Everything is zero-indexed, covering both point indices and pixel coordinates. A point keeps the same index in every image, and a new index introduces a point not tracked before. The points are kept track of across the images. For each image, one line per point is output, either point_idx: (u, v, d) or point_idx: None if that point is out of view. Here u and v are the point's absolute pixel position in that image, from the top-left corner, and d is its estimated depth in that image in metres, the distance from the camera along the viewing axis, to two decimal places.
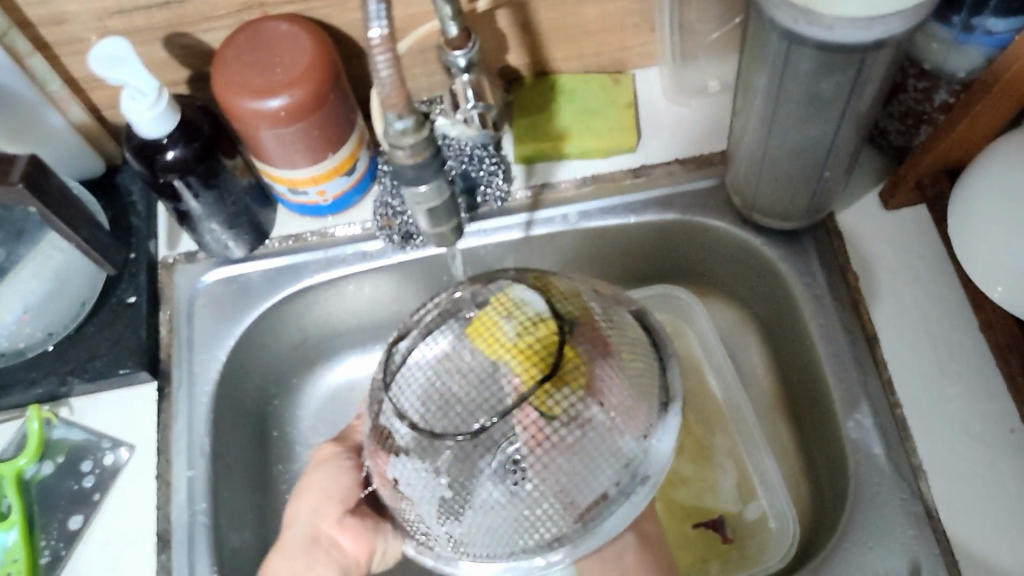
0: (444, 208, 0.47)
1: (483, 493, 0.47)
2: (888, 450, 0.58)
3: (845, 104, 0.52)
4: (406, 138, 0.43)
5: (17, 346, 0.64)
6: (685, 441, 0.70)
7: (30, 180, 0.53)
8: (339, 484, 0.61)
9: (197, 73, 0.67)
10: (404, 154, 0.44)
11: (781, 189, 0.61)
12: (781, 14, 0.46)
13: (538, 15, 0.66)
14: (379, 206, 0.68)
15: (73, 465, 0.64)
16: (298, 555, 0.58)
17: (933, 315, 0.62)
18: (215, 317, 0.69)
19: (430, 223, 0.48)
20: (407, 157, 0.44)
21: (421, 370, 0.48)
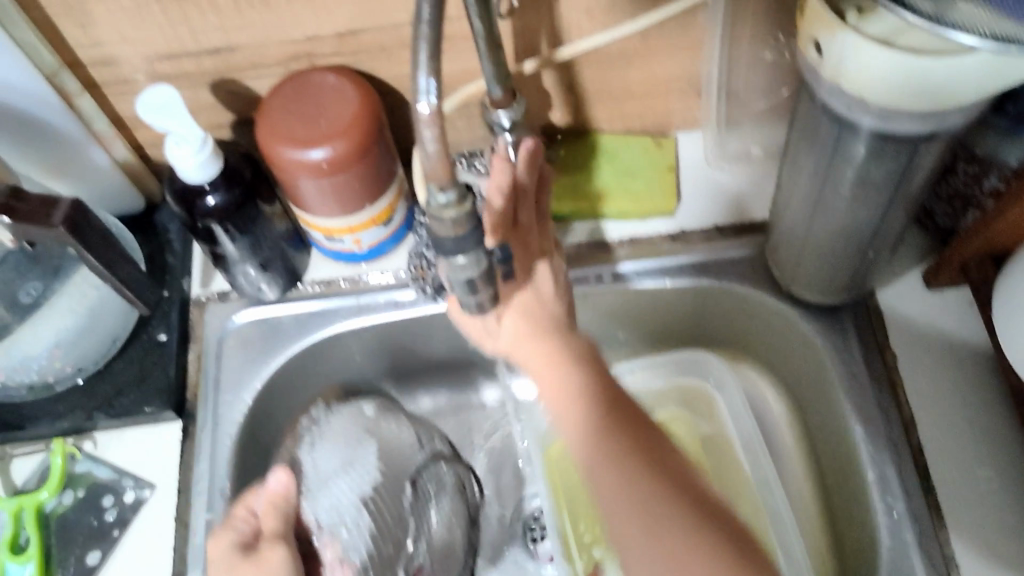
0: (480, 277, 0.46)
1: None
2: (921, 538, 0.57)
3: (892, 189, 0.51)
4: (448, 211, 0.42)
5: (46, 379, 0.65)
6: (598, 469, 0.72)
7: (71, 224, 0.53)
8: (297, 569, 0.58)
9: (241, 116, 0.67)
10: (445, 226, 0.43)
11: (821, 266, 0.60)
12: (833, 100, 0.46)
13: (584, 77, 0.66)
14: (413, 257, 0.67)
15: (94, 500, 0.64)
16: None
17: (974, 402, 0.60)
18: (353, 424, 0.69)
19: (470, 290, 0.47)
20: (447, 229, 0.43)
21: (358, 492, 0.66)
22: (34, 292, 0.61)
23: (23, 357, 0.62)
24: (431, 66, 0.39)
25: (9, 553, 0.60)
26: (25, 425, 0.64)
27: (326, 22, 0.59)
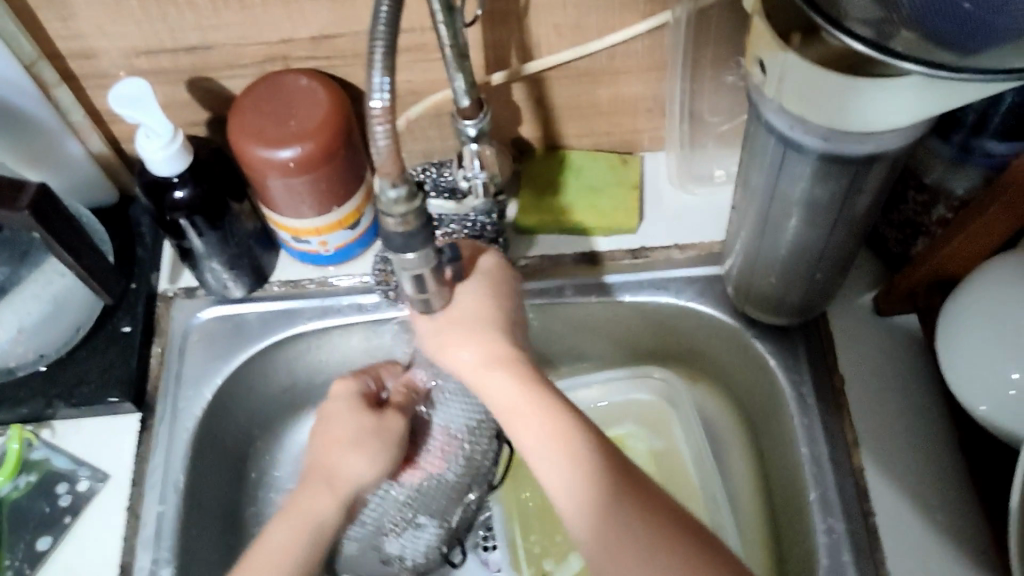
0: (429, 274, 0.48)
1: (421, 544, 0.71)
2: (858, 558, 0.58)
3: (838, 210, 0.53)
4: (398, 206, 0.43)
5: (7, 364, 0.65)
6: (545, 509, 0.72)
7: (36, 208, 0.54)
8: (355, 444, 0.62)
9: (216, 116, 0.68)
10: (394, 221, 0.44)
11: (773, 286, 0.62)
12: (777, 120, 0.48)
13: (553, 93, 0.68)
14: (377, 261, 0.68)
15: (48, 487, 0.64)
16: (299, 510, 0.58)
17: (917, 426, 0.62)
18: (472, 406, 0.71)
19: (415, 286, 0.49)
20: (394, 225, 0.44)
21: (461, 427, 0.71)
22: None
23: None
24: (384, 65, 0.40)
25: None
26: None
27: (301, 28, 0.61)
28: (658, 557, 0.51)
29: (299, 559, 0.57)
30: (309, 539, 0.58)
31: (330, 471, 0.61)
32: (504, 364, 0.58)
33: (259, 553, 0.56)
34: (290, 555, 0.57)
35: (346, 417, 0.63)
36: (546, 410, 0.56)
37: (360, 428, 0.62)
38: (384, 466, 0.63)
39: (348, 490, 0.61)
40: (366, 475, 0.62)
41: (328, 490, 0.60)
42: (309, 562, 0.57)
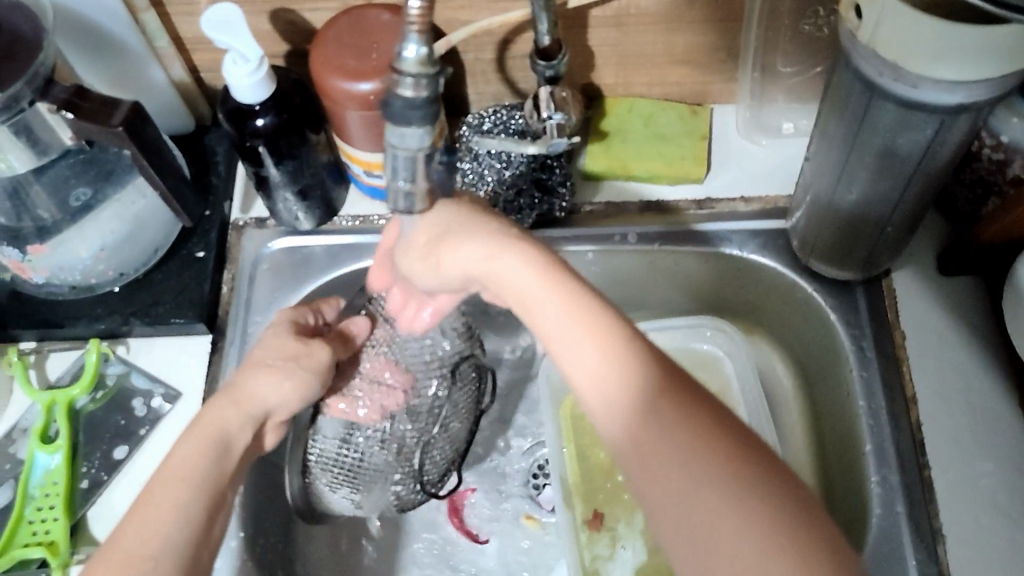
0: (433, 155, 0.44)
1: (391, 488, 0.67)
2: (911, 509, 0.59)
3: (916, 163, 0.53)
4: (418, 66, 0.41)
5: (88, 282, 0.68)
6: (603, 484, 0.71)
7: (129, 125, 0.56)
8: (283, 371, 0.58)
9: (295, 48, 0.69)
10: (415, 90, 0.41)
11: (838, 238, 0.62)
12: (867, 66, 0.48)
13: (629, 38, 0.68)
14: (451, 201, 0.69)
15: (122, 402, 0.66)
16: (207, 452, 0.53)
17: (976, 384, 0.62)
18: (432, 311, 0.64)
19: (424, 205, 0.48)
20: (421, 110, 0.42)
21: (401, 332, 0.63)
22: (85, 196, 0.64)
23: (69, 257, 0.65)
24: None
25: (39, 442, 0.63)
26: (64, 324, 0.67)
27: None
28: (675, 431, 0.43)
29: (204, 478, 0.52)
30: (215, 453, 0.53)
31: (250, 390, 0.57)
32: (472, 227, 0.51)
33: (189, 466, 0.52)
34: (197, 472, 0.52)
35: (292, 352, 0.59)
36: (603, 326, 0.47)
37: (299, 362, 0.59)
38: (303, 386, 0.58)
39: (257, 408, 0.57)
40: (278, 394, 0.58)
41: (236, 407, 0.56)
42: (220, 474, 0.53)
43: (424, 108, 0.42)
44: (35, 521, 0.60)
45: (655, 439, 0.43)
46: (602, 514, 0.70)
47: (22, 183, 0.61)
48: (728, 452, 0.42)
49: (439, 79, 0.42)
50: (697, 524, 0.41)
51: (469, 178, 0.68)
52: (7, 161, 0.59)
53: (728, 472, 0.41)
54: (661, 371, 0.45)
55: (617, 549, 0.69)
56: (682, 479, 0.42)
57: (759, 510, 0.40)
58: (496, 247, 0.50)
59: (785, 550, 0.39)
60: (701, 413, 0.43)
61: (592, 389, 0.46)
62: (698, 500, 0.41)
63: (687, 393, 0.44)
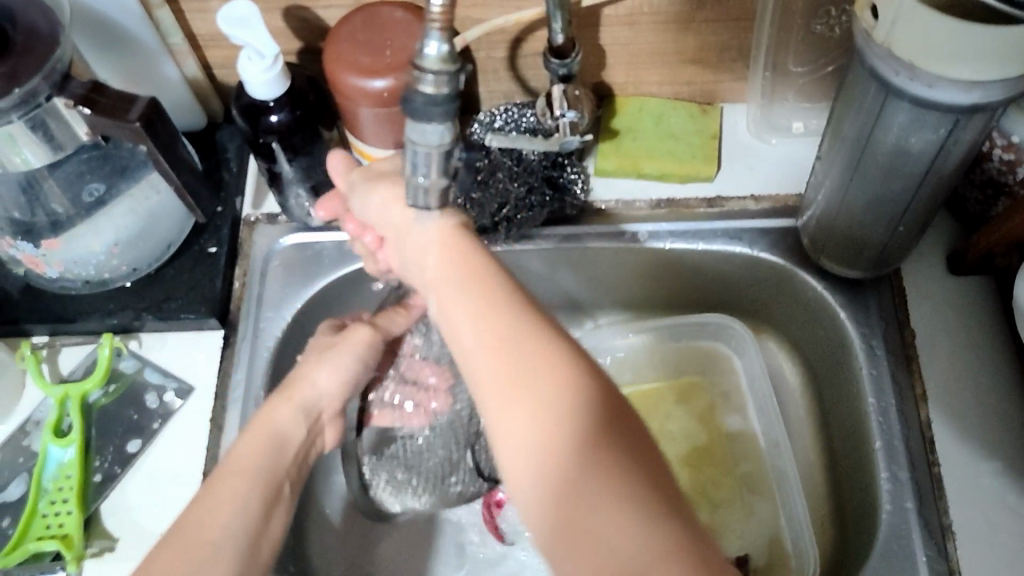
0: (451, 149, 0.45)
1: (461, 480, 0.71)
2: (921, 506, 0.59)
3: (928, 162, 0.54)
4: (440, 63, 0.41)
5: (102, 276, 0.68)
6: None
7: (147, 120, 0.57)
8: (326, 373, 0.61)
9: (308, 46, 0.70)
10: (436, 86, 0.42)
11: (850, 236, 0.63)
12: (882, 66, 0.49)
13: (640, 37, 0.68)
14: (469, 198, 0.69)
15: (134, 397, 0.67)
16: (265, 445, 0.55)
17: (984, 384, 0.62)
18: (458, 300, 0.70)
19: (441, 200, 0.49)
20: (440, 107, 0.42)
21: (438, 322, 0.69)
22: (98, 191, 0.64)
23: (83, 252, 0.65)
24: None
25: (53, 436, 0.63)
26: (77, 318, 0.68)
27: None
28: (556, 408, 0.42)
29: (261, 477, 0.53)
30: (271, 453, 0.55)
31: (300, 384, 0.59)
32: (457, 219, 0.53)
33: (249, 464, 0.53)
34: (256, 469, 0.53)
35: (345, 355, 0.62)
36: (504, 307, 0.46)
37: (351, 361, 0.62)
38: (345, 377, 0.61)
39: (307, 397, 0.59)
40: (328, 385, 0.60)
41: (285, 400, 0.58)
42: (275, 470, 0.54)
43: (444, 104, 0.42)
44: (48, 515, 0.61)
45: (542, 423, 0.42)
46: None
47: (37, 177, 0.61)
48: (605, 439, 0.41)
49: (459, 75, 0.42)
50: (575, 523, 0.39)
51: (480, 175, 0.69)
52: (23, 156, 0.58)
53: (612, 469, 0.40)
54: (563, 351, 0.44)
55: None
56: (567, 472, 0.40)
57: (633, 512, 0.38)
58: (428, 238, 0.51)
59: (659, 566, 0.37)
60: (593, 407, 0.42)
61: (483, 372, 0.45)
62: (581, 498, 0.40)
63: (580, 381, 0.42)
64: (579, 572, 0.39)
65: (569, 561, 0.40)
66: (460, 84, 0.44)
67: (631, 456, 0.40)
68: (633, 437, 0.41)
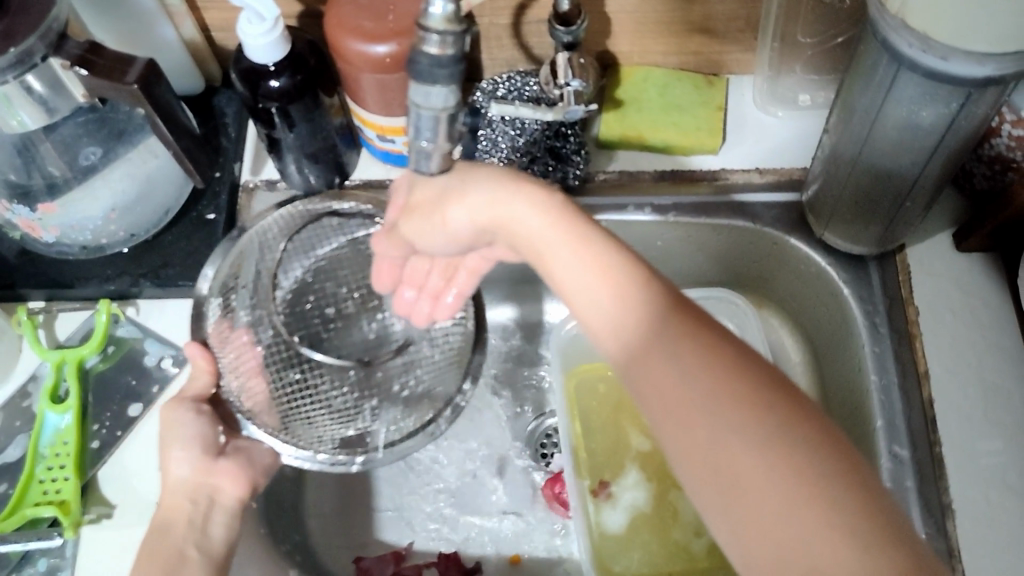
0: (454, 114, 0.44)
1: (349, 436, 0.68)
2: (921, 484, 0.59)
3: (939, 136, 0.53)
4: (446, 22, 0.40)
5: (98, 242, 0.67)
6: (609, 441, 0.73)
7: (144, 83, 0.55)
8: (195, 429, 0.59)
9: (309, 9, 0.68)
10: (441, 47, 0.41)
11: (858, 209, 0.62)
12: (896, 37, 0.47)
13: (647, 6, 0.67)
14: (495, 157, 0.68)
15: (131, 363, 0.66)
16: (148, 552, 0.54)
17: (987, 360, 0.62)
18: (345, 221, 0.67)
19: (442, 164, 0.48)
20: (447, 76, 0.42)
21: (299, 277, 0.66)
22: (95, 154, 0.63)
23: (79, 217, 0.65)
24: None
25: (50, 402, 0.63)
26: (74, 284, 0.67)
27: None
28: (691, 371, 0.43)
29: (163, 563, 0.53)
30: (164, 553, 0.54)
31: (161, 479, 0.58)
32: (467, 178, 0.52)
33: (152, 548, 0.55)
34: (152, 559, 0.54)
35: (174, 430, 0.58)
36: (611, 270, 0.48)
37: (188, 425, 0.59)
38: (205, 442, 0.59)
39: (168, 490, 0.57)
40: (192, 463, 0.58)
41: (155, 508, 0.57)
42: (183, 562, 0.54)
43: (450, 67, 0.41)
44: (45, 480, 0.60)
45: (676, 384, 0.44)
46: (609, 482, 0.71)
47: (32, 139, 0.60)
48: (748, 396, 0.42)
49: (465, 37, 0.41)
50: (723, 474, 0.41)
51: (484, 147, 0.68)
52: (20, 118, 0.57)
53: (757, 421, 0.41)
54: (676, 312, 0.46)
55: (623, 499, 0.71)
56: (707, 425, 0.42)
57: (784, 463, 0.40)
58: (499, 199, 0.51)
59: (815, 510, 0.39)
60: (732, 366, 0.43)
61: (605, 323, 0.48)
62: (725, 450, 0.41)
63: (712, 339, 0.44)
64: (737, 525, 0.41)
65: (721, 512, 0.41)
66: (467, 49, 0.43)
67: (781, 411, 0.42)
68: (781, 393, 0.42)
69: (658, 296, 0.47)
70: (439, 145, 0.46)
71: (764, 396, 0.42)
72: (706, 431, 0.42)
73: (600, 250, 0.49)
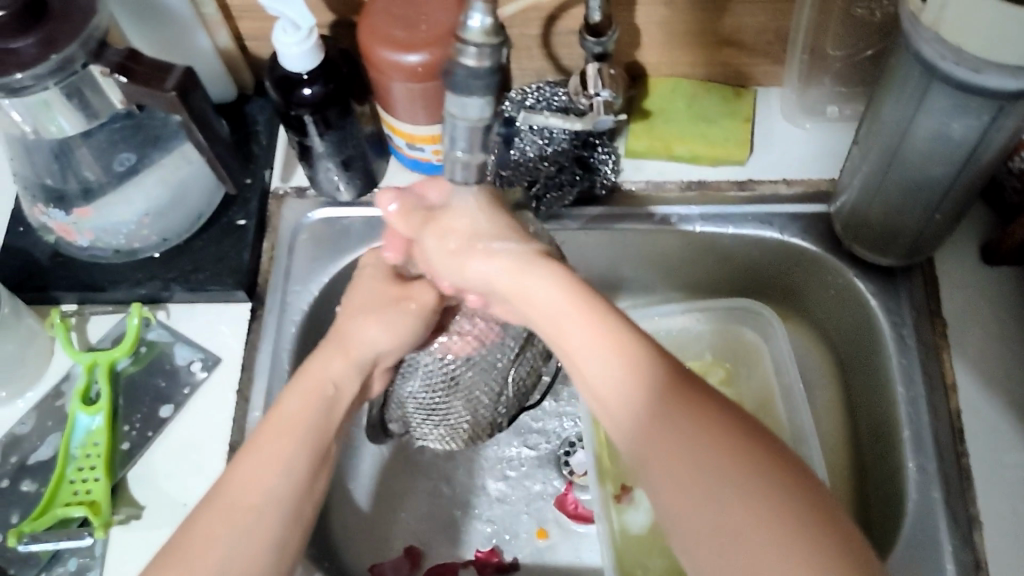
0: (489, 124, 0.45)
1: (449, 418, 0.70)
2: (948, 497, 0.59)
3: (970, 149, 0.53)
4: (483, 35, 0.41)
5: (131, 246, 0.68)
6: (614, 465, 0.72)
7: (182, 90, 0.56)
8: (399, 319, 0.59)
9: (341, 19, 0.69)
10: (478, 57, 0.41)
11: (887, 222, 0.62)
12: (928, 50, 0.48)
13: (676, 18, 0.68)
14: (520, 167, 0.69)
15: (161, 366, 0.67)
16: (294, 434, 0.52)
17: (1014, 375, 0.62)
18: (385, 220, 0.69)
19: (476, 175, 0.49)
20: (484, 83, 0.42)
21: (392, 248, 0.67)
22: (129, 161, 0.64)
23: (113, 221, 0.66)
24: None
25: (81, 404, 0.64)
26: (106, 287, 0.68)
27: None
28: (677, 423, 0.43)
29: (311, 433, 0.53)
30: (320, 409, 0.54)
31: (355, 337, 0.58)
32: (499, 228, 0.53)
33: (302, 415, 0.53)
34: (298, 429, 0.53)
35: (383, 305, 0.59)
36: (600, 323, 0.48)
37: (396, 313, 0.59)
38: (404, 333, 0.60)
39: (362, 354, 0.58)
40: (382, 341, 0.59)
41: (342, 355, 0.57)
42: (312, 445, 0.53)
43: (486, 79, 0.42)
44: (76, 481, 0.61)
45: (665, 439, 0.43)
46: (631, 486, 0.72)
47: (69, 145, 0.62)
48: (733, 446, 0.42)
49: (502, 50, 0.42)
50: (706, 523, 0.40)
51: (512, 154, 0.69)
52: (58, 124, 0.59)
53: (743, 469, 0.41)
54: (663, 366, 0.45)
55: (646, 502, 0.71)
56: (693, 473, 0.42)
57: (769, 511, 0.40)
58: (519, 262, 0.51)
59: (800, 556, 0.38)
60: (716, 421, 0.43)
61: (592, 377, 0.47)
62: (710, 499, 0.41)
63: (701, 399, 0.44)
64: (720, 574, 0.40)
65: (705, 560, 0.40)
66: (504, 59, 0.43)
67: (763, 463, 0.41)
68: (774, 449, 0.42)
69: (649, 358, 0.46)
70: (475, 154, 0.46)
71: (748, 447, 0.42)
72: (693, 480, 0.42)
73: (590, 302, 0.49)
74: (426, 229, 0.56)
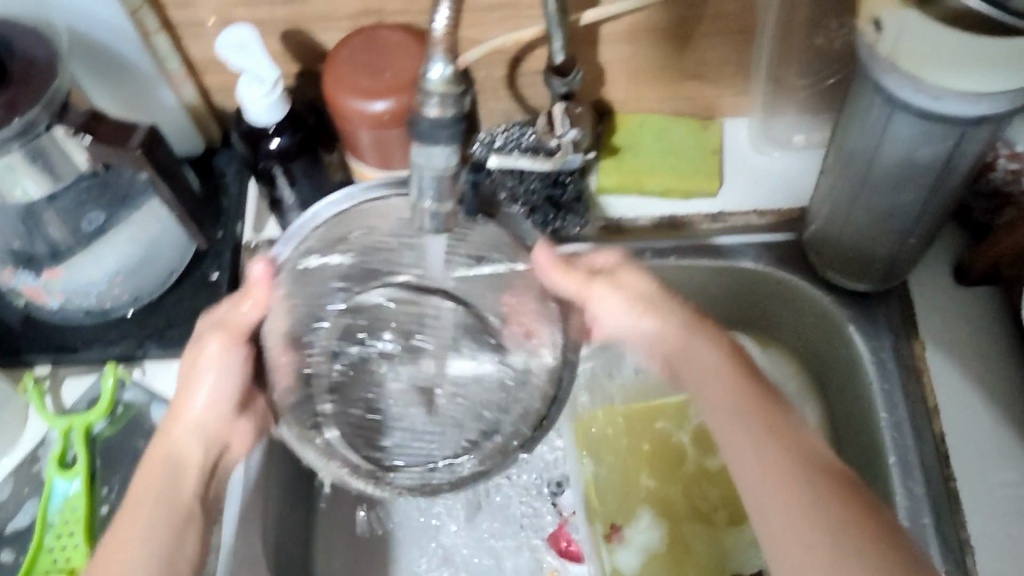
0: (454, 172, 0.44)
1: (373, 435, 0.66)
2: (938, 521, 0.58)
3: (936, 173, 0.53)
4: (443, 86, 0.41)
5: (104, 306, 0.67)
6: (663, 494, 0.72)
7: (147, 147, 0.57)
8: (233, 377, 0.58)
9: (306, 69, 0.69)
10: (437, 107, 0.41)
11: (860, 247, 0.62)
12: (889, 79, 0.48)
13: (640, 54, 0.68)
14: None
15: (138, 426, 0.66)
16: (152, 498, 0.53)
17: (993, 394, 0.62)
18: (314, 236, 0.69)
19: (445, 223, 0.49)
20: (445, 132, 0.42)
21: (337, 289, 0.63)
22: (98, 220, 0.63)
23: (83, 282, 0.65)
24: None
25: (58, 469, 0.63)
26: (79, 348, 0.67)
27: None
28: (763, 443, 0.50)
29: (168, 498, 0.53)
30: (167, 474, 0.54)
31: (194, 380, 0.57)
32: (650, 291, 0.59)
33: (156, 476, 0.54)
34: (167, 490, 0.54)
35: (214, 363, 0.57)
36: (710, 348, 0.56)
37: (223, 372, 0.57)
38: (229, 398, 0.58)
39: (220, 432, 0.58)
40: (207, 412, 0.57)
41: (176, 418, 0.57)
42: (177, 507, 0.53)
43: (451, 127, 0.42)
44: (54, 548, 0.60)
45: (750, 451, 0.50)
46: (621, 525, 0.71)
47: (35, 208, 0.61)
48: (818, 470, 0.48)
49: (466, 98, 0.42)
50: (785, 525, 0.46)
51: None
52: (23, 186, 0.58)
53: (817, 490, 0.46)
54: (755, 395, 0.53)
55: (636, 541, 0.70)
56: (776, 487, 0.47)
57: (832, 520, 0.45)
58: (647, 300, 0.59)
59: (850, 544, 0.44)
60: (803, 454, 0.49)
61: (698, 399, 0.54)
62: (787, 506, 0.46)
63: (788, 435, 0.50)
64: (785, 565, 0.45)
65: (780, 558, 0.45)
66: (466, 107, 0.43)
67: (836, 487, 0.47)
68: (862, 498, 0.46)
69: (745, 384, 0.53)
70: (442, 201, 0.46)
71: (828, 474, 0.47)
72: (778, 492, 0.47)
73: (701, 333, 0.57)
74: (592, 285, 0.60)
